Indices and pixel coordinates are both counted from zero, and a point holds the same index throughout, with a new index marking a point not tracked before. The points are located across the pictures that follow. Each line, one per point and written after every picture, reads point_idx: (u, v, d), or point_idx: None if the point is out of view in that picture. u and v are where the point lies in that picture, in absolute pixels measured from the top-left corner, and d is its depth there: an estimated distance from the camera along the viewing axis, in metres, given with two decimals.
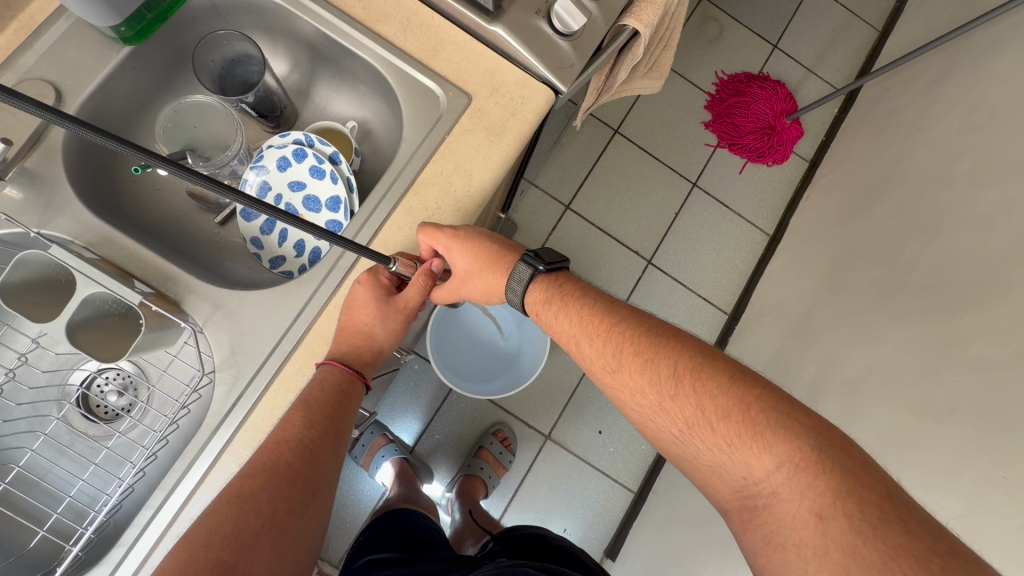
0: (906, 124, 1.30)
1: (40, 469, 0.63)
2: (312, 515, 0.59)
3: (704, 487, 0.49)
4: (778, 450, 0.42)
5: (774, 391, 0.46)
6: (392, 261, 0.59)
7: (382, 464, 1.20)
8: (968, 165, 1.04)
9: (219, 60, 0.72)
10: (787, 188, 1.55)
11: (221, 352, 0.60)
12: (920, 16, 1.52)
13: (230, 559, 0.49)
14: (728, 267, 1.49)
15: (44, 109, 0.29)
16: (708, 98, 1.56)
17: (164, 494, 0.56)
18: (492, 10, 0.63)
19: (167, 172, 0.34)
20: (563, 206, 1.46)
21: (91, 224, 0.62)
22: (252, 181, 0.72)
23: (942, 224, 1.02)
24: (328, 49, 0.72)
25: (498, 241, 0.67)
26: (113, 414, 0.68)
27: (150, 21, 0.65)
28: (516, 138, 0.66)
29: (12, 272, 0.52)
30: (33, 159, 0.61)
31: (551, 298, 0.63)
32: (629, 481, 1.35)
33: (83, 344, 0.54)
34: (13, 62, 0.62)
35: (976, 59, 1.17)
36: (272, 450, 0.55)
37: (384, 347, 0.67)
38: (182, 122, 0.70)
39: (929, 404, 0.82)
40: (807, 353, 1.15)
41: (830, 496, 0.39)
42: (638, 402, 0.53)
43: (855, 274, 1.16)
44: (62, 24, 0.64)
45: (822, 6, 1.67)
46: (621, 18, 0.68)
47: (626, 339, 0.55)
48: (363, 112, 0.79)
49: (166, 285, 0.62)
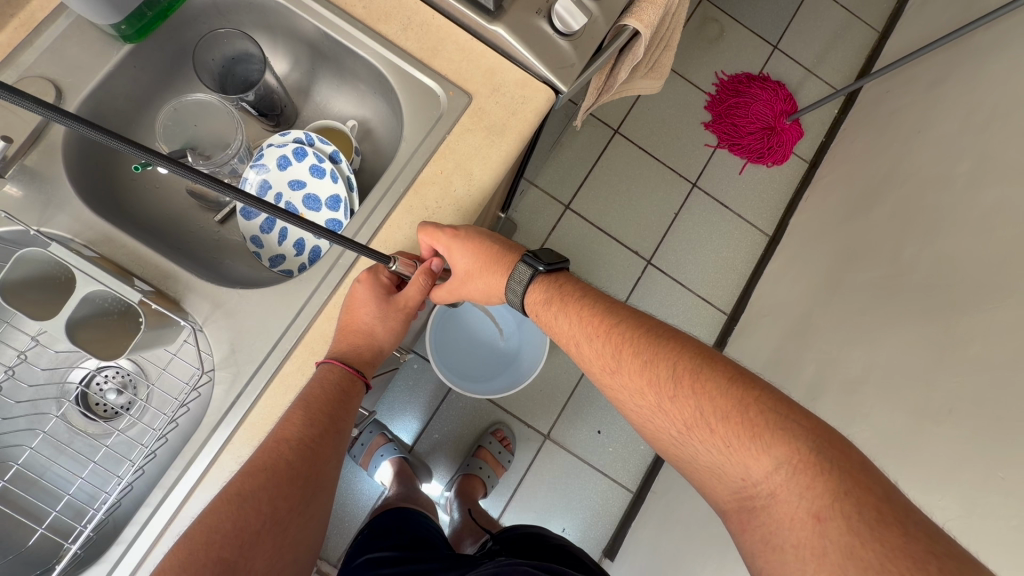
0: (906, 125, 1.30)
1: (40, 466, 0.63)
2: (313, 513, 0.59)
3: (703, 488, 0.49)
4: (776, 451, 0.42)
5: (773, 392, 0.46)
6: (392, 260, 0.59)
7: (382, 463, 1.20)
8: (969, 166, 1.04)
9: (220, 58, 0.72)
10: (786, 189, 1.55)
11: (221, 351, 0.60)
12: (920, 18, 1.52)
13: (230, 557, 0.49)
14: (728, 267, 1.49)
15: (44, 106, 0.29)
16: (709, 98, 1.56)
17: (163, 492, 0.56)
18: (493, 9, 0.63)
19: (167, 170, 0.34)
20: (563, 205, 1.46)
21: (92, 222, 0.62)
22: (252, 180, 0.72)
23: (942, 225, 1.02)
24: (328, 48, 0.72)
25: (498, 241, 0.67)
26: (112, 412, 0.68)
27: (151, 19, 0.65)
28: (516, 138, 0.66)
29: (12, 270, 0.52)
30: (33, 157, 0.61)
31: (552, 298, 0.63)
32: (628, 481, 1.35)
33: (83, 341, 0.54)
34: (14, 59, 0.62)
35: (977, 60, 1.17)
36: (272, 449, 0.55)
37: (384, 345, 0.67)
38: (182, 120, 0.70)
39: (928, 405, 0.83)
40: (806, 353, 1.16)
41: (828, 498, 0.39)
42: (637, 403, 0.53)
43: (855, 275, 1.16)
44: (63, 21, 0.64)
45: (823, 6, 1.67)
46: (622, 18, 0.68)
47: (625, 340, 0.55)
48: (363, 112, 0.79)
49: (166, 283, 0.62)
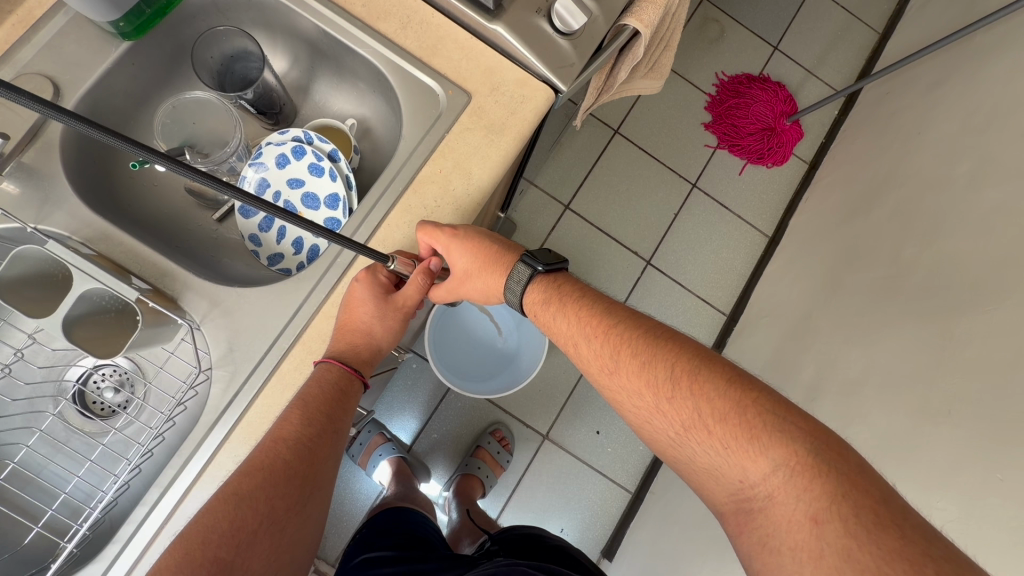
0: (906, 126, 1.30)
1: (36, 465, 0.63)
2: (311, 513, 0.59)
3: (701, 490, 0.49)
4: (774, 453, 0.42)
5: (771, 394, 0.46)
6: (391, 258, 0.59)
7: (380, 463, 1.20)
8: (968, 167, 1.04)
9: (219, 56, 0.71)
10: (786, 189, 1.55)
11: (219, 349, 0.60)
12: (921, 20, 1.52)
13: (227, 557, 0.49)
14: (727, 268, 1.49)
15: (43, 104, 0.29)
16: (709, 98, 1.56)
17: (159, 491, 0.56)
18: (493, 8, 0.63)
19: (166, 168, 0.34)
20: (563, 205, 1.46)
21: (89, 220, 0.61)
22: (252, 178, 0.72)
23: (942, 227, 1.02)
24: (328, 46, 0.72)
25: (497, 241, 0.67)
26: (109, 410, 0.68)
27: (149, 16, 0.65)
28: (516, 137, 0.66)
29: (8, 266, 0.52)
30: (31, 154, 0.61)
31: (550, 299, 0.63)
32: (627, 481, 1.35)
33: (80, 339, 0.54)
34: (13, 55, 0.62)
35: (977, 61, 1.17)
36: (269, 449, 0.55)
37: (383, 344, 0.67)
38: (181, 118, 0.70)
39: (927, 406, 0.82)
40: (806, 354, 1.15)
41: (825, 500, 0.39)
42: (635, 403, 0.53)
43: (854, 276, 1.16)
44: (62, 18, 0.63)
45: (823, 7, 1.67)
46: (622, 17, 0.68)
47: (624, 340, 0.55)
48: (362, 110, 0.78)
49: (164, 281, 0.61)
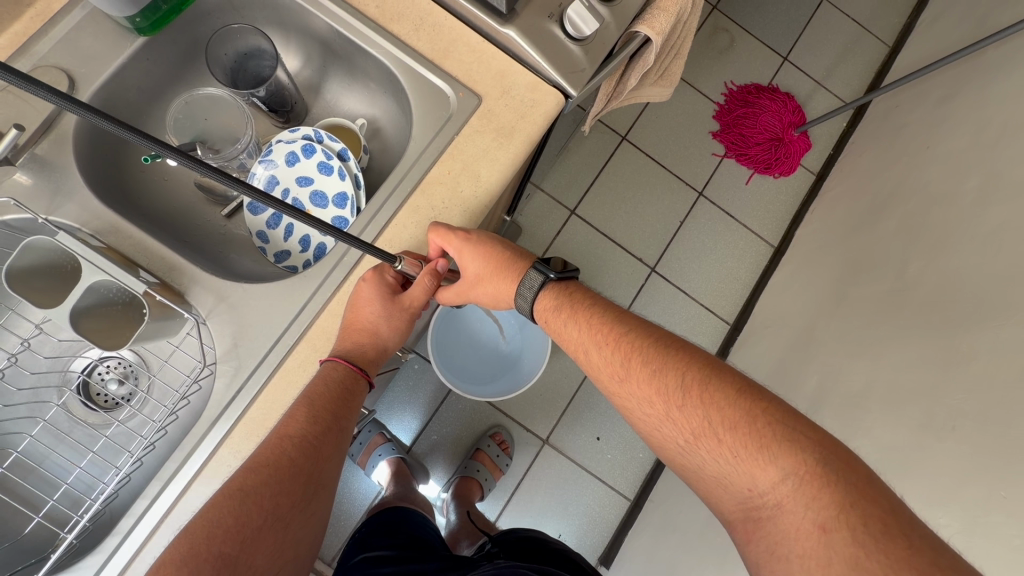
0: (915, 140, 1.30)
1: (39, 454, 0.63)
2: (315, 510, 0.59)
3: (708, 498, 0.49)
4: (783, 463, 0.42)
5: (780, 404, 0.46)
6: (399, 259, 0.59)
7: (379, 463, 1.20)
8: (976, 183, 1.04)
9: (233, 53, 0.72)
10: (793, 200, 1.55)
11: (223, 344, 0.61)
12: (932, 34, 1.52)
13: (232, 552, 0.50)
14: (731, 277, 1.49)
15: (59, 95, 0.28)
16: (717, 108, 1.56)
17: (160, 485, 0.56)
18: (505, 12, 0.64)
19: (177, 163, 0.33)
20: (569, 210, 1.46)
21: (98, 212, 0.62)
22: (261, 175, 0.73)
23: (949, 242, 1.02)
24: (340, 46, 0.73)
25: (508, 246, 0.67)
26: (112, 403, 0.68)
27: (166, 12, 0.66)
28: (524, 140, 0.66)
29: (20, 257, 0.52)
30: (44, 145, 0.61)
31: (562, 306, 0.63)
32: (626, 489, 1.35)
33: (86, 331, 0.54)
34: (30, 48, 0.62)
35: (987, 78, 1.17)
36: (275, 445, 0.55)
37: (389, 344, 0.67)
38: (193, 113, 0.71)
39: (930, 421, 0.82)
40: (809, 365, 1.15)
41: (834, 509, 0.38)
42: (645, 411, 0.53)
43: (860, 288, 1.16)
44: (78, 12, 0.64)
45: (834, 18, 1.66)
46: (633, 25, 0.68)
47: (635, 348, 0.55)
48: (373, 111, 0.79)
49: (172, 275, 0.62)
